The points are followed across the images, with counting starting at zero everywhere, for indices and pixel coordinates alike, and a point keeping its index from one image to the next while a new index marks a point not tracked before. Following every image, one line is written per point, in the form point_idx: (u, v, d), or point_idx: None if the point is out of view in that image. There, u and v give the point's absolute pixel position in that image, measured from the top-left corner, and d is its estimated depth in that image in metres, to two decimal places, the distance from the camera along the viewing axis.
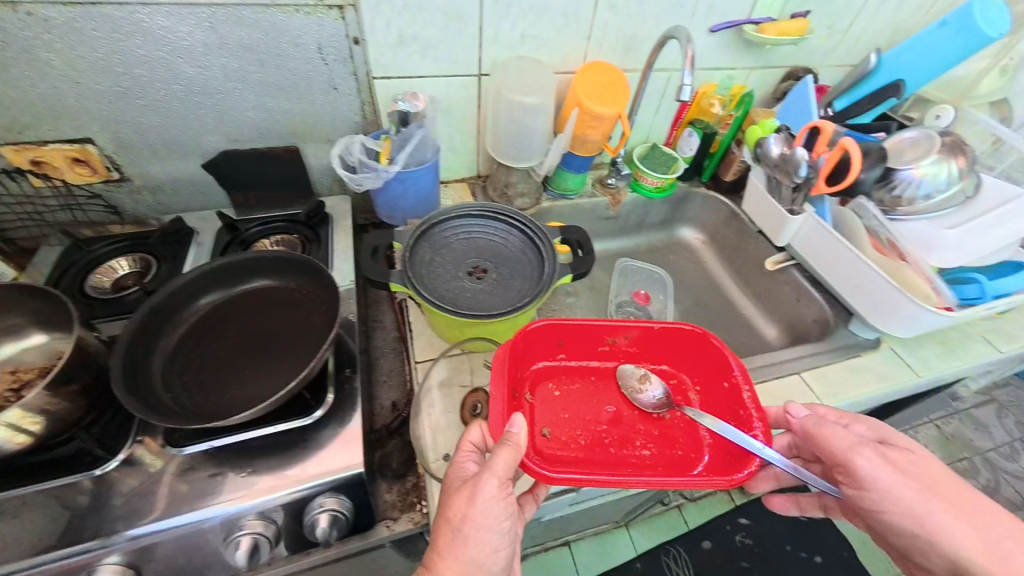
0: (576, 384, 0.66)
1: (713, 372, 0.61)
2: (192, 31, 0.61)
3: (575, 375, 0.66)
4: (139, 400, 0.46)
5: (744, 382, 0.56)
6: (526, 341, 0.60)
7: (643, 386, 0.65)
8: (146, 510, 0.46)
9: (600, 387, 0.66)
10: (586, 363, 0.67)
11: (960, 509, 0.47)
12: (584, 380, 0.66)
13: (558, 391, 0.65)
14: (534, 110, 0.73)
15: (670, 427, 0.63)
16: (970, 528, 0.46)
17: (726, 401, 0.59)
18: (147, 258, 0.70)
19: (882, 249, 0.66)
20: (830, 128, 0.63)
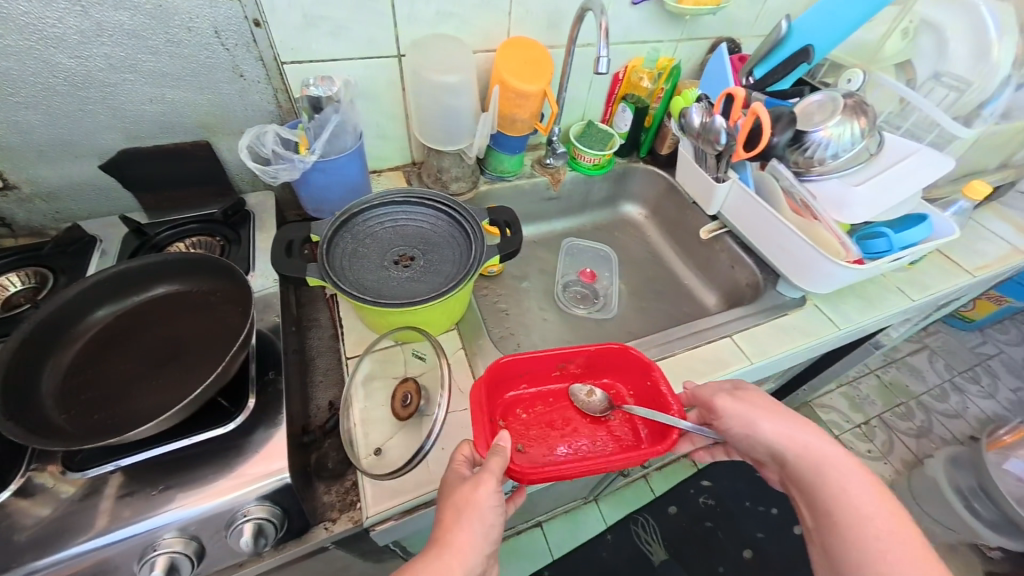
0: (541, 412, 0.64)
1: (635, 374, 0.62)
2: (63, 17, 0.55)
3: (536, 403, 0.65)
4: (25, 424, 0.42)
5: (661, 379, 0.57)
6: (498, 374, 0.58)
7: (590, 397, 0.65)
8: (47, 541, 0.43)
9: (558, 410, 0.64)
10: (546, 388, 0.66)
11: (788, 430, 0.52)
12: (545, 405, 0.65)
13: (526, 423, 0.63)
14: (456, 89, 0.71)
15: (618, 428, 0.63)
16: (781, 429, 0.52)
17: (648, 398, 0.61)
18: (42, 271, 0.63)
19: (798, 211, 0.68)
20: (742, 93, 0.64)
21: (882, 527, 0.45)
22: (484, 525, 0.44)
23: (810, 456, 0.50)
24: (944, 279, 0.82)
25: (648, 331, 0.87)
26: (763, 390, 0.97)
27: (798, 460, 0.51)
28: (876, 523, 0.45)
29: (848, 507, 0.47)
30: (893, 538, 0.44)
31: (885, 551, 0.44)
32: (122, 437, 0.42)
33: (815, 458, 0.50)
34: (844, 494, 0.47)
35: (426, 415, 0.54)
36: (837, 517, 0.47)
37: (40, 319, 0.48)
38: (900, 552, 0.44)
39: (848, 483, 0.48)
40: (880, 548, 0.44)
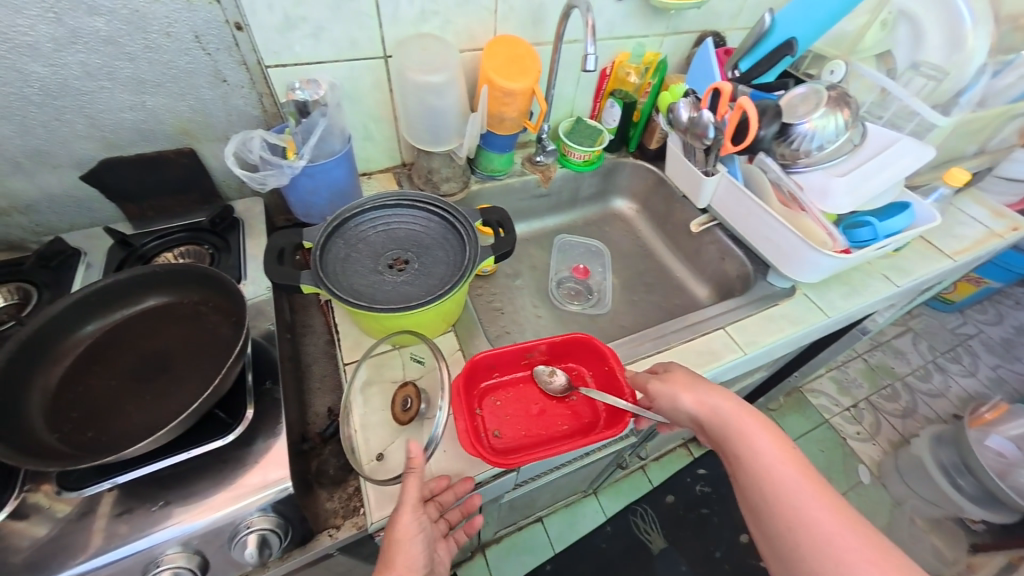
0: (514, 398, 0.63)
1: (594, 358, 0.62)
2: (35, 25, 0.53)
3: (507, 391, 0.63)
4: (15, 447, 0.41)
5: (616, 365, 0.58)
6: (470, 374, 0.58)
7: (552, 378, 0.64)
8: (47, 564, 0.42)
9: (527, 395, 0.64)
10: (516, 376, 0.64)
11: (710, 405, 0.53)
12: (516, 391, 0.64)
13: (502, 410, 0.62)
14: (442, 89, 0.70)
15: (580, 407, 0.63)
16: (706, 405, 0.54)
17: (607, 382, 0.61)
18: (25, 286, 0.62)
19: (785, 202, 0.70)
20: (728, 88, 0.65)
21: (784, 468, 0.48)
22: (412, 547, 0.47)
23: (722, 419, 0.53)
24: (924, 264, 0.84)
25: (641, 325, 0.88)
26: (755, 378, 0.99)
27: (715, 422, 0.53)
28: (780, 464, 0.49)
29: (756, 456, 0.50)
30: (795, 475, 0.48)
31: (790, 489, 0.47)
32: (120, 455, 0.42)
33: (726, 420, 0.53)
34: (752, 447, 0.50)
35: (428, 418, 0.54)
36: (752, 471, 0.50)
37: (26, 336, 0.47)
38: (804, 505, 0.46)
39: (755, 435, 0.51)
40: (785, 488, 0.47)
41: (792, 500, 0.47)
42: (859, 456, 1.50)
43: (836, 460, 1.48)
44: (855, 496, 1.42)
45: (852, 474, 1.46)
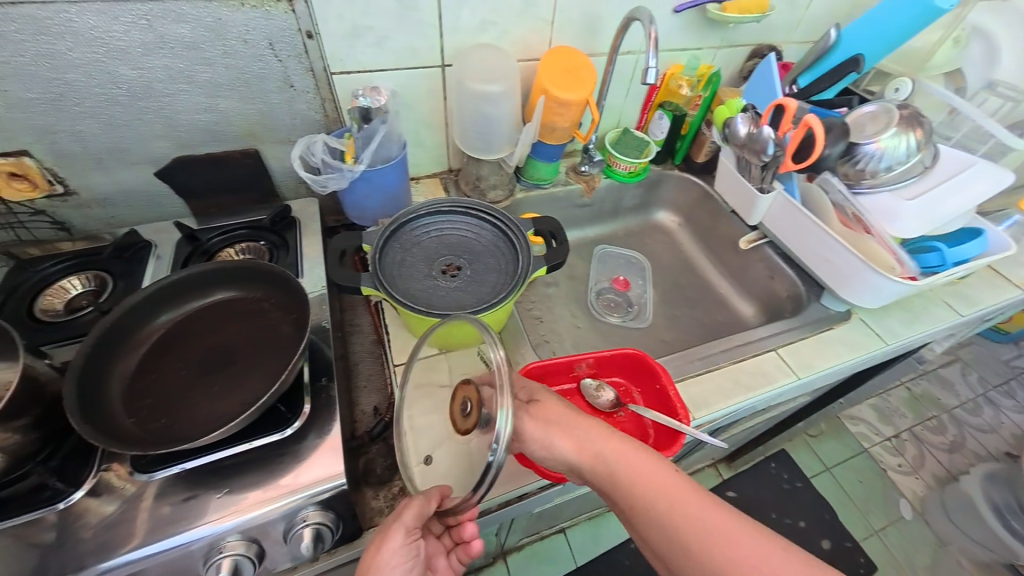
0: None
1: (643, 376, 0.62)
2: (128, 31, 0.57)
3: None
4: (98, 429, 0.44)
5: (669, 383, 0.58)
6: None
7: (598, 393, 0.63)
8: (118, 542, 0.44)
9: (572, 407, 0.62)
10: (562, 388, 0.63)
11: (584, 443, 0.47)
12: None
13: None
14: (498, 98, 0.71)
15: (626, 425, 0.61)
16: (582, 441, 0.47)
17: (658, 402, 0.60)
18: (101, 275, 0.66)
19: (847, 223, 0.68)
20: (793, 105, 0.62)
21: (680, 504, 0.43)
22: None
23: (602, 461, 0.45)
24: (990, 293, 0.79)
25: (682, 341, 0.86)
26: (797, 402, 0.96)
27: (599, 472, 0.46)
28: (678, 500, 0.43)
29: (649, 501, 0.43)
30: (697, 510, 0.42)
31: (700, 532, 0.41)
32: (193, 443, 0.44)
33: (606, 461, 0.45)
34: (645, 489, 0.44)
35: None
36: (655, 521, 0.43)
37: (108, 323, 0.50)
38: (711, 541, 0.40)
39: (642, 474, 0.44)
40: (693, 530, 0.41)
41: (710, 550, 0.40)
42: (900, 489, 1.42)
43: (875, 491, 1.40)
44: (896, 532, 1.34)
45: (892, 507, 1.38)
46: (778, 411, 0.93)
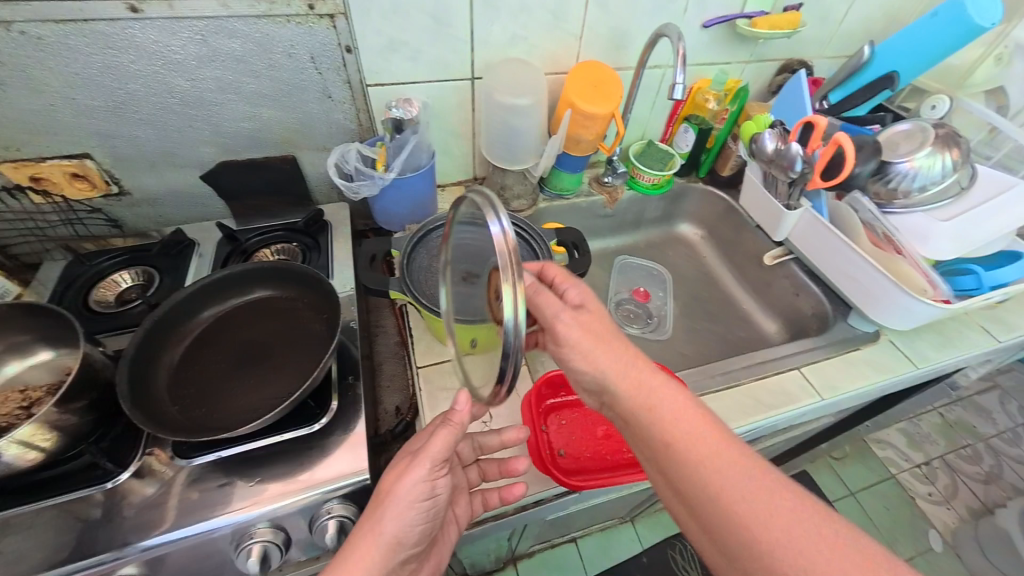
0: (580, 419, 0.61)
1: None
2: (185, 45, 0.61)
3: (575, 411, 0.62)
4: (147, 414, 0.47)
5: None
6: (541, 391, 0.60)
7: None
8: (158, 522, 0.47)
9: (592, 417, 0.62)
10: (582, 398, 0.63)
11: (625, 368, 0.44)
12: (583, 413, 0.62)
13: (568, 430, 0.60)
14: (525, 111, 0.73)
15: None
16: (625, 366, 0.44)
17: None
18: (149, 270, 0.70)
19: (877, 242, 0.66)
20: (823, 122, 0.64)
21: (721, 456, 0.40)
22: (405, 516, 0.44)
23: (641, 390, 0.43)
24: None
25: (702, 354, 0.85)
26: (822, 423, 0.93)
27: (635, 400, 0.43)
28: (718, 448, 0.40)
29: (685, 445, 0.41)
30: (738, 467, 0.39)
31: (738, 485, 0.38)
32: (232, 433, 0.47)
33: (646, 391, 0.43)
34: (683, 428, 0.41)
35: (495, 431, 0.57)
36: (687, 462, 0.40)
37: (158, 315, 0.53)
38: (751, 498, 0.37)
39: (681, 412, 0.42)
40: (730, 484, 0.38)
41: (746, 506, 0.37)
42: (930, 520, 1.35)
43: (903, 520, 1.34)
44: (925, 565, 1.28)
45: (921, 538, 1.32)
46: (800, 431, 0.91)
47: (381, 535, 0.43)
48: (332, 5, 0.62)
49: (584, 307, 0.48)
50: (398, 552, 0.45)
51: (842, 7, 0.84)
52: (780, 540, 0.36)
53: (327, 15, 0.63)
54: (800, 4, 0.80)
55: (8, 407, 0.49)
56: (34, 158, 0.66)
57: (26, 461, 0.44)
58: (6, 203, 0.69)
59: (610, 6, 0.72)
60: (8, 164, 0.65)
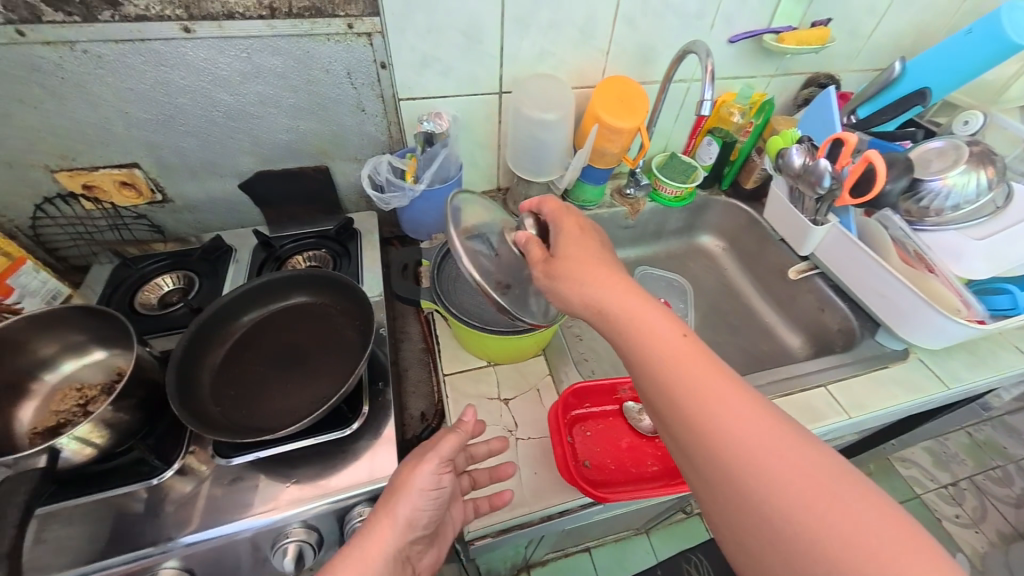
0: (604, 431, 0.62)
1: None
2: (231, 62, 0.64)
3: (599, 422, 0.63)
4: (192, 414, 0.49)
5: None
6: (567, 401, 0.60)
7: (641, 416, 0.64)
8: (200, 519, 0.49)
9: (616, 428, 0.63)
10: (607, 408, 0.64)
11: (602, 299, 0.45)
12: (607, 424, 0.63)
13: (592, 441, 0.61)
14: (552, 125, 0.74)
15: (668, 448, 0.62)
16: (597, 296, 0.45)
17: None
18: (189, 275, 0.73)
19: (907, 260, 0.65)
20: (853, 139, 0.63)
21: (693, 372, 0.40)
22: (415, 510, 0.44)
23: (613, 318, 0.45)
24: None
25: None
26: (846, 440, 0.91)
27: (612, 328, 0.45)
28: (689, 368, 0.40)
29: (659, 365, 0.41)
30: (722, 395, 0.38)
31: (721, 411, 0.38)
32: (273, 435, 0.49)
33: (617, 319, 0.44)
34: (654, 351, 0.42)
35: (521, 440, 0.58)
36: (659, 382, 0.41)
37: (203, 319, 0.56)
38: (719, 411, 0.38)
39: (654, 335, 0.42)
40: (713, 410, 0.38)
41: (715, 420, 0.38)
42: (957, 543, 1.31)
43: None
44: None
45: None
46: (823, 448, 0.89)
47: (393, 525, 0.43)
48: (370, 23, 0.64)
49: (564, 246, 0.50)
50: (404, 551, 0.44)
51: (871, 21, 0.84)
52: (761, 463, 0.35)
53: (365, 33, 0.65)
54: (829, 19, 0.80)
55: (65, 405, 0.52)
56: (88, 167, 0.70)
57: (82, 456, 0.47)
58: (59, 209, 0.73)
59: (638, 22, 0.73)
60: (63, 172, 0.69)
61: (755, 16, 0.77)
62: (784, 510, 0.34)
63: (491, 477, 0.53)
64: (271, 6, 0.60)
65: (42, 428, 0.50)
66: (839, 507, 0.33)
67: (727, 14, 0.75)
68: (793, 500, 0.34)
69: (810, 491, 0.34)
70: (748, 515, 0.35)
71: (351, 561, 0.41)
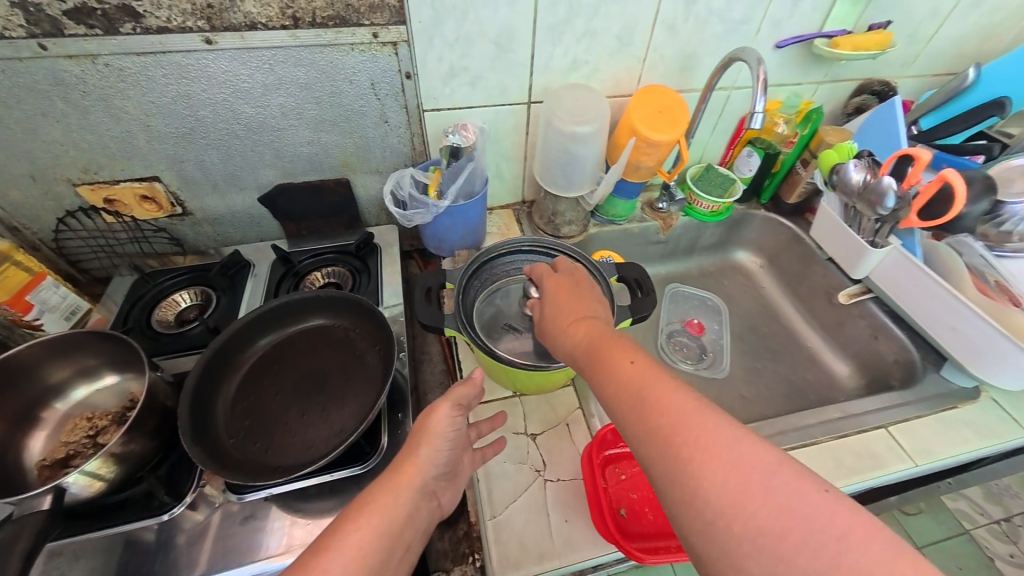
0: (641, 474, 0.57)
1: None
2: (253, 74, 0.61)
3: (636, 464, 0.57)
4: (206, 450, 0.46)
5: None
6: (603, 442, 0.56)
7: None
8: (211, 558, 0.47)
9: None
10: None
11: (573, 340, 0.46)
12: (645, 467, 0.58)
13: (628, 485, 0.56)
14: (585, 139, 0.69)
15: None
16: (567, 339, 0.47)
17: None
18: (206, 291, 0.71)
19: (986, 290, 0.59)
20: (926, 156, 0.55)
21: (645, 392, 0.37)
22: (436, 450, 0.43)
23: (581, 353, 0.45)
24: None
25: (765, 398, 0.79)
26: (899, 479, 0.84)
27: (580, 362, 0.44)
28: (645, 387, 0.37)
29: (612, 388, 0.39)
30: (677, 401, 0.35)
31: (672, 417, 0.34)
32: (289, 476, 0.46)
33: (580, 351, 0.45)
34: (609, 375, 0.40)
35: (550, 482, 0.54)
36: (615, 401, 0.38)
37: (219, 345, 0.54)
38: (668, 430, 0.34)
39: (612, 359, 0.41)
40: (667, 414, 0.34)
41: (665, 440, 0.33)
42: None
43: None
44: None
45: None
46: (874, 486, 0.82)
47: (417, 465, 0.42)
48: (396, 32, 0.61)
49: (547, 299, 0.53)
50: (429, 488, 0.42)
51: (934, 24, 0.77)
52: (706, 474, 0.31)
53: (390, 42, 0.62)
54: (888, 21, 0.74)
55: (76, 435, 0.50)
56: (109, 180, 0.69)
57: (91, 490, 0.45)
58: (81, 222, 0.72)
59: (679, 27, 0.68)
60: (85, 186, 0.68)
61: (808, 20, 0.71)
62: (737, 535, 0.29)
63: (492, 427, 0.53)
64: (295, 16, 0.57)
65: (51, 460, 0.48)
66: (800, 527, 0.28)
67: (776, 18, 0.70)
68: (745, 516, 0.29)
69: (769, 508, 0.28)
70: (707, 536, 0.30)
71: (383, 489, 0.40)
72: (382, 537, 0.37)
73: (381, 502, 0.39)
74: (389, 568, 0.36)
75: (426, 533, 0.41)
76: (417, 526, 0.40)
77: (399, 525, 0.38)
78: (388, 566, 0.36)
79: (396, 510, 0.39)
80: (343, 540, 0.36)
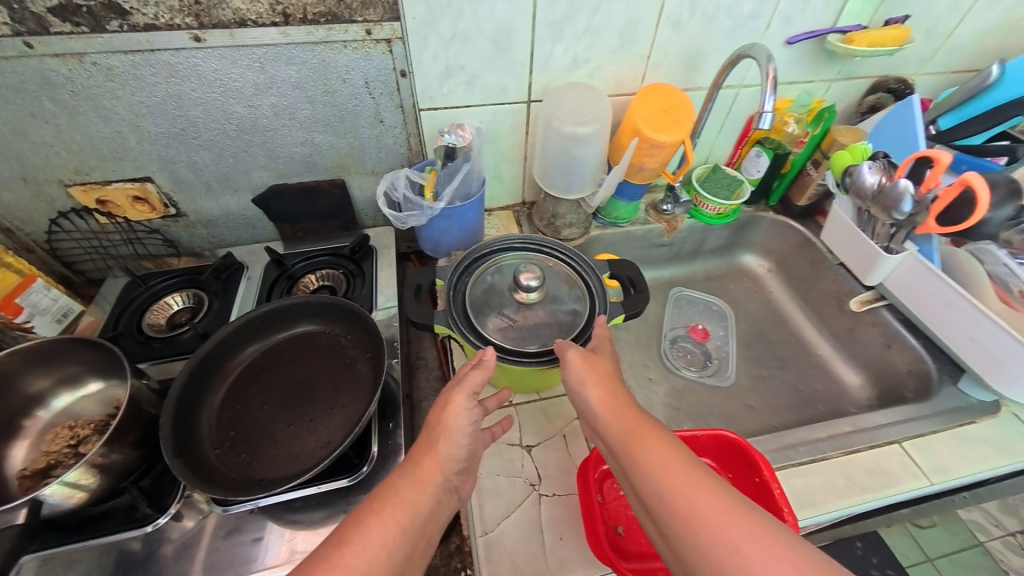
0: None
1: (740, 469, 0.54)
2: (244, 73, 0.60)
3: None
4: (187, 462, 0.45)
5: (774, 479, 0.49)
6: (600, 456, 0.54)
7: None
8: (194, 572, 0.45)
9: None
10: None
11: (608, 401, 0.45)
12: None
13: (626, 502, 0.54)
14: (586, 140, 0.67)
15: None
16: (601, 399, 0.46)
17: (758, 499, 0.51)
18: (198, 294, 0.70)
19: (1009, 300, 0.56)
20: (946, 159, 0.53)
21: (683, 475, 0.37)
22: (455, 444, 0.42)
23: (617, 420, 0.44)
24: None
25: (772, 409, 0.76)
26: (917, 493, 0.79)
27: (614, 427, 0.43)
28: (683, 471, 0.37)
29: (651, 464, 0.38)
30: (729, 502, 0.34)
31: (713, 509, 0.34)
32: (273, 490, 0.44)
33: (617, 418, 0.44)
34: (647, 451, 0.39)
35: (544, 497, 0.52)
36: (651, 478, 0.38)
37: (204, 352, 0.52)
38: (706, 517, 0.34)
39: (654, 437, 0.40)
40: (705, 500, 0.35)
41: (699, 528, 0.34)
42: None
43: None
44: None
45: None
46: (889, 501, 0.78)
47: (439, 460, 0.41)
48: (391, 29, 0.59)
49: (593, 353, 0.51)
50: (451, 484, 0.42)
51: (953, 19, 0.73)
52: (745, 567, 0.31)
53: (384, 39, 0.60)
54: (905, 16, 0.70)
55: (57, 444, 0.49)
56: (101, 181, 0.68)
57: (73, 501, 0.44)
58: (74, 224, 0.71)
59: (684, 24, 0.66)
60: (77, 187, 0.67)
61: (821, 14, 0.68)
62: None
63: (499, 404, 0.52)
64: (286, 13, 0.55)
65: (31, 470, 0.47)
66: None
67: (787, 13, 0.67)
68: None
69: None
70: None
71: (406, 483, 0.40)
72: (411, 530, 0.37)
73: (407, 495, 0.39)
74: (412, 561, 0.36)
75: (447, 525, 0.41)
76: (439, 522, 0.40)
77: (422, 521, 0.38)
78: (412, 559, 0.36)
79: (419, 504, 0.39)
80: (367, 534, 0.35)
